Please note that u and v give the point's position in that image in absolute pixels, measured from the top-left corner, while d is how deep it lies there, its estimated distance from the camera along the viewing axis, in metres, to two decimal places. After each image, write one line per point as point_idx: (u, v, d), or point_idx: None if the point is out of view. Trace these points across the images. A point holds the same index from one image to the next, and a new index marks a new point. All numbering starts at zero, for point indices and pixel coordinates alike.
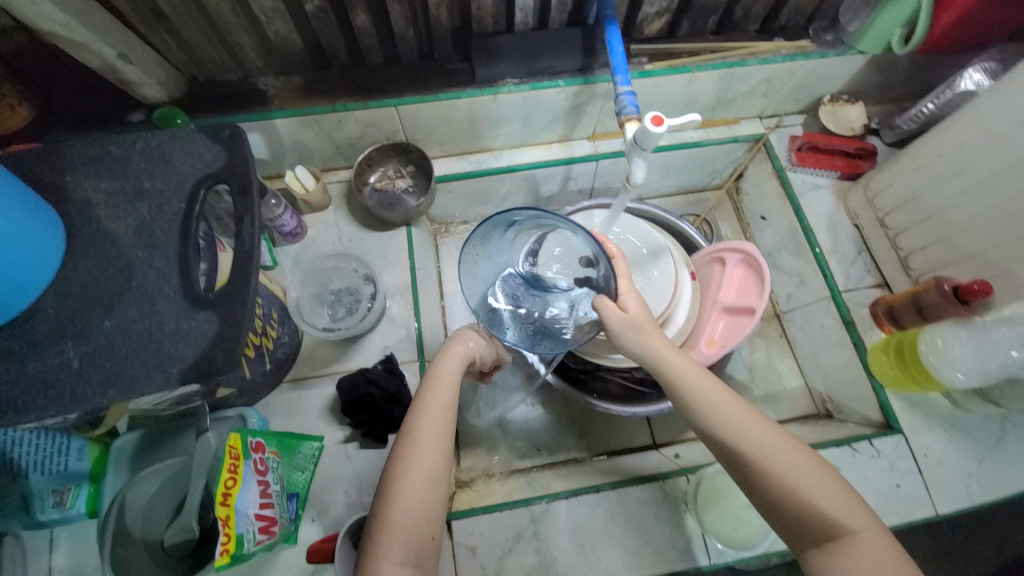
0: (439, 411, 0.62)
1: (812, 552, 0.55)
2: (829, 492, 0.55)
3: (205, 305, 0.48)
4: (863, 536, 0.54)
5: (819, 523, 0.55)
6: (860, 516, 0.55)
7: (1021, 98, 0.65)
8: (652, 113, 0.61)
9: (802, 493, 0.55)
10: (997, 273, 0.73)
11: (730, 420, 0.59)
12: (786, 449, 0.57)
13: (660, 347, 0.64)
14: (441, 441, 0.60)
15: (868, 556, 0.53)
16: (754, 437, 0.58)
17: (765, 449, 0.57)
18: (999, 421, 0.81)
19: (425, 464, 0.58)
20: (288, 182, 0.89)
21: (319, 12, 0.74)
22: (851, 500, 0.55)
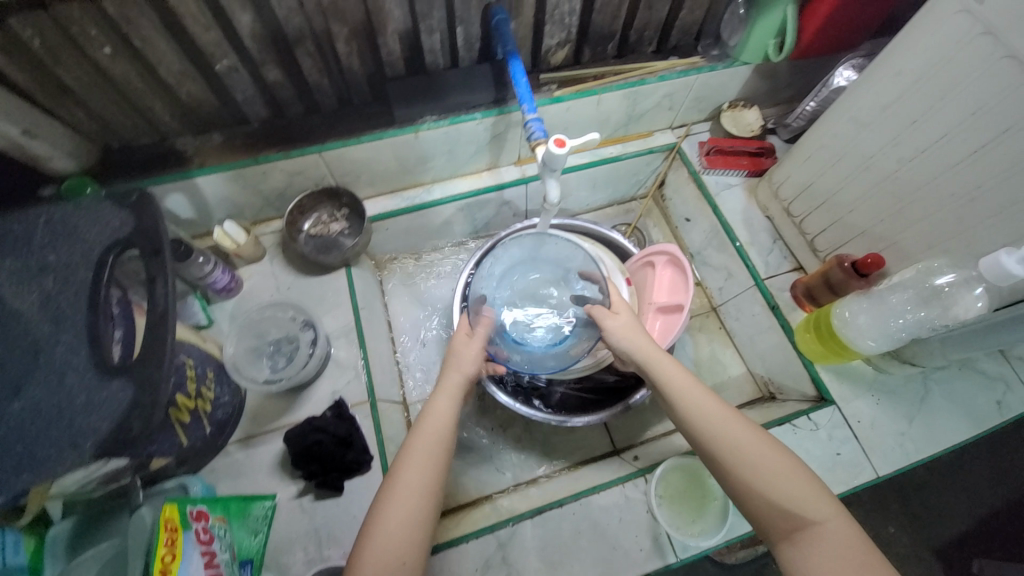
0: (425, 446, 0.62)
1: (781, 547, 0.55)
2: (792, 483, 0.56)
3: (118, 373, 0.47)
4: (828, 527, 0.54)
5: (783, 514, 0.55)
6: (825, 507, 0.55)
7: (875, 90, 0.73)
8: (555, 137, 0.66)
9: (768, 485, 0.57)
10: (886, 246, 0.80)
11: (699, 410, 0.62)
12: (754, 443, 0.59)
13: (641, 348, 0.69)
14: (421, 480, 0.60)
15: (832, 548, 0.52)
16: (725, 429, 0.60)
17: (733, 443, 0.59)
18: (919, 380, 0.87)
19: (401, 506, 0.58)
20: (217, 239, 0.87)
21: (230, 71, 0.76)
22: (818, 492, 0.56)
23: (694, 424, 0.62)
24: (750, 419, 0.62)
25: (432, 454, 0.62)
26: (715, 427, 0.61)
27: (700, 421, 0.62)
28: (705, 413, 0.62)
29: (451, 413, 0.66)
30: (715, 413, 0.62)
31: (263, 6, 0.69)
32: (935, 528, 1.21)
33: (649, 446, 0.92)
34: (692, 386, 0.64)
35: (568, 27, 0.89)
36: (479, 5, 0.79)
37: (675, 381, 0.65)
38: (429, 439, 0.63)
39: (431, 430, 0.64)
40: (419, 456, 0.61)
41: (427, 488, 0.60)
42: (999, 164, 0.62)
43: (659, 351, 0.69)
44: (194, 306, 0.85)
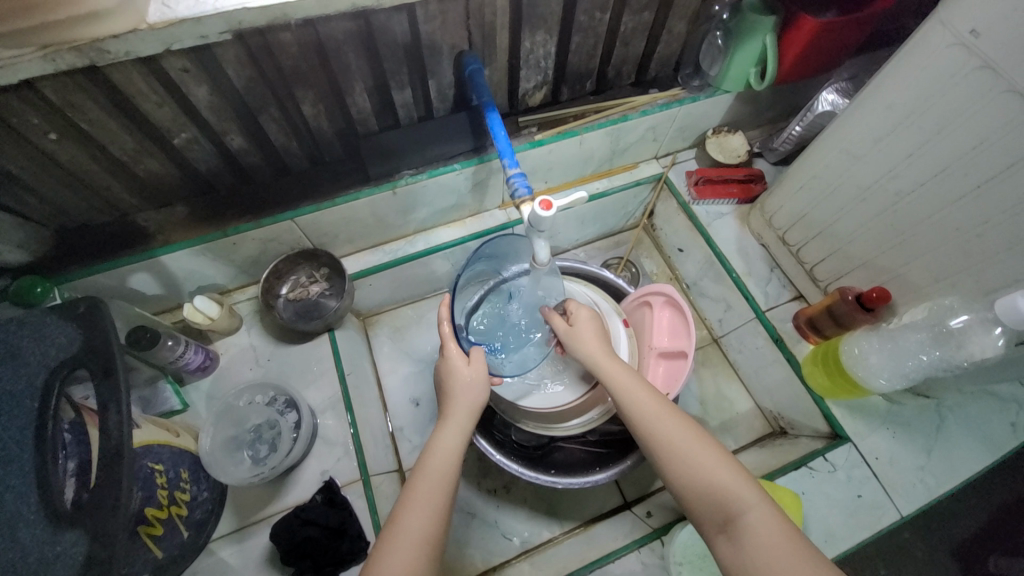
0: (431, 489, 0.58)
1: (719, 543, 0.53)
2: (717, 473, 0.55)
3: (70, 524, 0.43)
4: (753, 515, 0.51)
5: (712, 506, 0.54)
6: (754, 494, 0.53)
7: (863, 122, 0.71)
8: (541, 198, 0.62)
9: (694, 478, 0.55)
10: (888, 277, 0.78)
11: (638, 408, 0.62)
12: (683, 436, 0.58)
13: (594, 351, 0.70)
14: (424, 525, 0.55)
15: (762, 538, 0.50)
16: (659, 424, 0.60)
17: (665, 436, 0.59)
18: (935, 408, 0.84)
19: (406, 559, 0.52)
20: (188, 315, 0.81)
21: (190, 144, 0.71)
22: (744, 480, 0.54)
23: (631, 422, 0.62)
24: (691, 417, 0.61)
25: (436, 496, 0.57)
26: (648, 423, 0.60)
27: (635, 420, 0.62)
28: (637, 408, 0.62)
29: (458, 446, 0.62)
30: (651, 409, 0.61)
31: (219, 76, 0.64)
32: (963, 544, 1.17)
33: (661, 496, 0.88)
34: (636, 388, 0.64)
35: (544, 70, 0.86)
36: (450, 54, 0.76)
37: (617, 380, 0.65)
38: (433, 481, 0.58)
39: (436, 470, 0.59)
40: (421, 497, 0.57)
41: (432, 536, 0.55)
42: (1006, 200, 0.59)
43: (608, 355, 0.69)
44: (167, 391, 0.79)
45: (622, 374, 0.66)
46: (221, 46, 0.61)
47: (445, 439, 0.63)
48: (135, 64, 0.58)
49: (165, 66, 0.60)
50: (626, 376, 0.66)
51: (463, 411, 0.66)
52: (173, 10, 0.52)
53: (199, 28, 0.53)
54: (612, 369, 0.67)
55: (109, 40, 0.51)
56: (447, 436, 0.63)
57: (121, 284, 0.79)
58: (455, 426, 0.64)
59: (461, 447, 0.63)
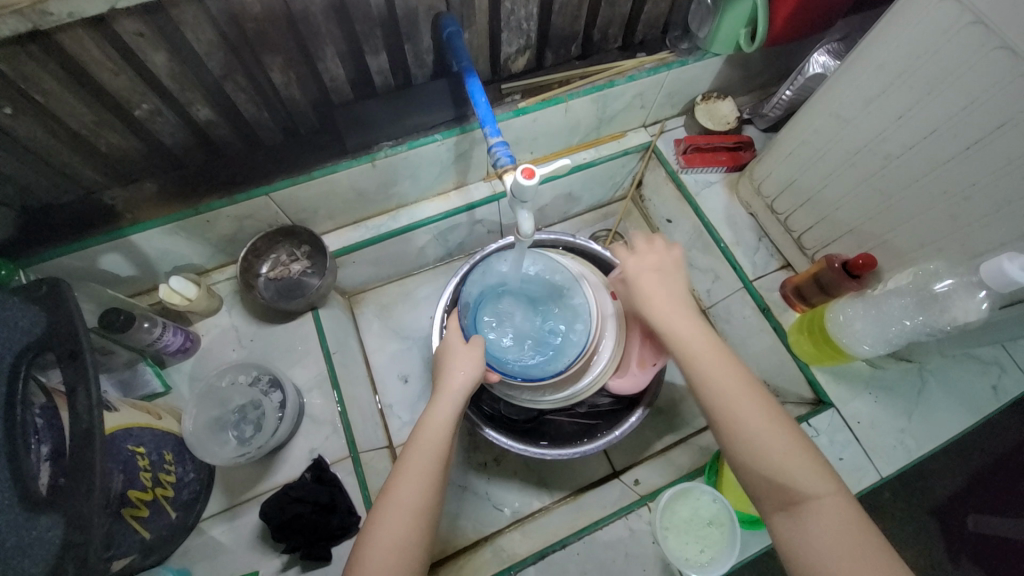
0: (421, 463, 0.58)
1: (777, 519, 0.53)
2: (794, 457, 0.53)
3: (46, 508, 0.43)
4: (823, 502, 0.51)
5: (779, 487, 0.53)
6: (825, 482, 0.52)
7: (854, 83, 0.69)
8: (523, 165, 0.59)
9: (767, 460, 0.53)
10: (875, 244, 0.77)
11: (713, 376, 0.58)
12: (761, 414, 0.55)
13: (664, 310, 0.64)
14: (416, 499, 0.56)
15: (829, 525, 0.50)
16: (737, 398, 0.56)
17: (741, 414, 0.55)
18: (916, 372, 0.85)
19: (400, 530, 0.54)
20: (164, 297, 0.79)
21: (153, 115, 0.67)
22: (819, 467, 0.53)
23: (701, 387, 0.58)
24: (771, 395, 0.57)
25: (428, 471, 0.57)
26: (722, 398, 0.56)
27: (707, 392, 0.58)
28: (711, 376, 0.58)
29: (450, 419, 0.61)
30: (727, 384, 0.57)
31: (178, 41, 0.60)
32: (941, 502, 1.22)
33: (649, 464, 0.89)
34: (713, 359, 0.59)
35: (526, 34, 0.82)
36: (427, 16, 0.72)
37: (692, 349, 0.60)
38: (424, 456, 0.58)
39: (427, 445, 0.59)
40: (412, 471, 0.57)
41: (424, 508, 0.56)
42: (995, 161, 0.58)
43: (681, 313, 0.63)
44: (147, 373, 0.77)
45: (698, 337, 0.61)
46: (177, 7, 0.56)
47: (436, 414, 0.62)
48: (83, 27, 0.54)
49: (118, 29, 0.56)
50: (701, 344, 0.60)
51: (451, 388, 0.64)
52: None
53: None
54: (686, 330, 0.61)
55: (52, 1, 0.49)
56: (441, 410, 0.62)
57: (91, 266, 0.76)
58: (443, 402, 0.63)
59: (454, 420, 0.62)
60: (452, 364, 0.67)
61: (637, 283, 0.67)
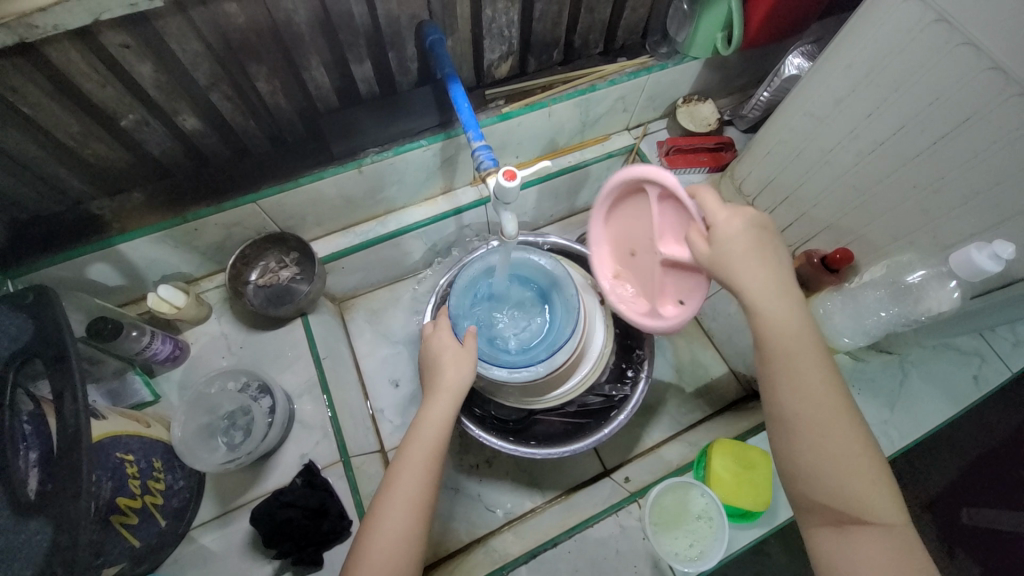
0: (420, 456, 0.60)
1: (821, 530, 0.51)
2: (866, 479, 0.50)
3: (34, 513, 0.43)
4: (884, 531, 0.49)
5: (839, 504, 0.50)
6: (890, 509, 0.49)
7: (826, 82, 0.71)
8: (505, 168, 0.60)
9: (837, 478, 0.50)
10: (851, 239, 0.79)
11: (808, 388, 0.51)
12: (847, 432, 0.50)
13: (762, 298, 0.52)
14: (416, 491, 0.58)
15: (883, 553, 0.48)
16: (827, 413, 0.50)
17: (823, 425, 0.50)
18: (898, 364, 0.87)
19: (398, 521, 0.56)
20: (152, 306, 0.80)
21: (139, 125, 0.68)
22: (886, 492, 0.50)
23: (786, 394, 0.52)
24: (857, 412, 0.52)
25: (427, 463, 0.59)
26: (813, 412, 0.51)
27: (792, 396, 0.51)
28: (806, 385, 0.51)
29: (446, 416, 0.63)
30: (820, 393, 0.51)
31: (164, 52, 0.61)
32: (933, 495, 1.23)
33: (640, 462, 0.90)
34: (813, 360, 0.51)
35: (508, 40, 0.84)
36: (410, 24, 0.73)
37: (791, 351, 0.51)
38: (422, 450, 0.60)
39: (426, 441, 0.61)
40: (411, 464, 0.59)
41: (421, 500, 0.57)
42: (960, 154, 0.60)
43: (787, 309, 0.52)
44: (136, 383, 0.77)
45: (801, 340, 0.52)
46: (161, 19, 0.58)
47: (434, 410, 0.64)
48: (69, 40, 0.55)
49: (103, 42, 0.57)
50: (805, 341, 0.51)
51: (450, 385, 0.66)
52: None
53: None
54: (787, 329, 0.52)
55: (36, 13, 0.49)
56: (438, 407, 0.64)
57: (79, 276, 0.77)
58: (441, 400, 0.65)
59: (451, 417, 0.64)
60: (447, 362, 0.67)
61: (733, 250, 0.51)
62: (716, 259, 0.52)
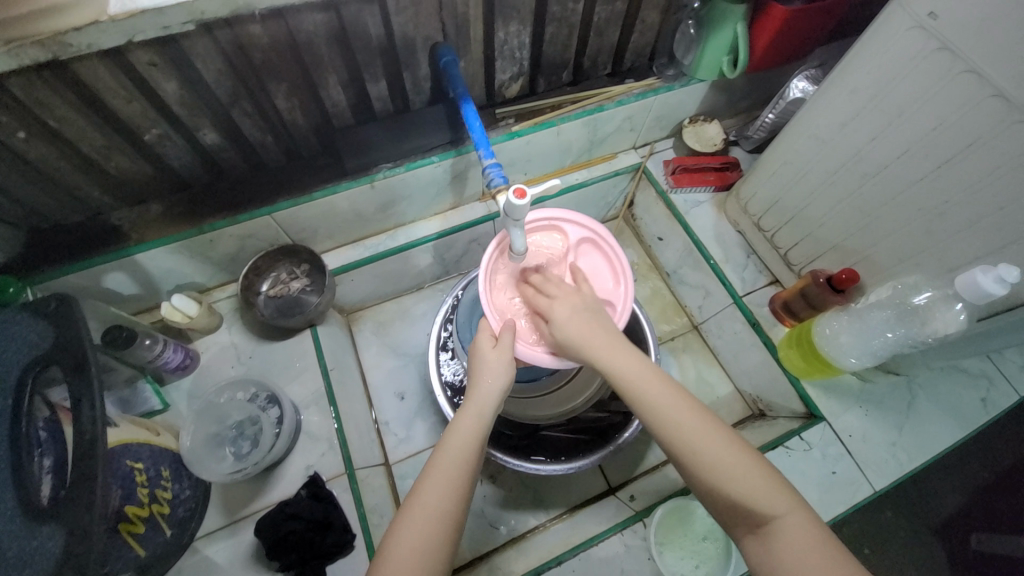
0: (451, 468, 0.57)
1: (746, 541, 0.52)
2: (746, 477, 0.52)
3: (46, 519, 0.44)
4: (788, 520, 0.50)
5: (741, 507, 0.51)
6: (784, 499, 0.51)
7: (830, 106, 0.72)
8: (515, 186, 0.61)
9: (728, 486, 0.52)
10: (857, 259, 0.80)
11: (656, 405, 0.57)
12: (708, 436, 0.54)
13: (597, 340, 0.62)
14: (445, 501, 0.55)
15: (796, 544, 0.48)
16: (680, 426, 0.55)
17: (686, 438, 0.54)
18: (906, 386, 0.86)
19: (424, 532, 0.53)
20: (166, 314, 0.81)
21: (161, 140, 0.70)
22: (776, 485, 0.52)
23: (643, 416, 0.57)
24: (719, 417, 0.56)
25: (458, 476, 0.57)
26: (670, 426, 0.55)
27: (658, 423, 0.56)
28: (652, 404, 0.57)
29: (481, 426, 0.61)
30: (674, 410, 0.56)
31: (189, 70, 0.64)
32: (943, 519, 1.21)
33: (645, 480, 0.89)
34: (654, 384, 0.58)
35: (519, 61, 0.87)
36: (425, 46, 0.76)
37: (631, 376, 0.59)
38: (455, 464, 0.57)
39: (457, 453, 0.58)
40: (440, 476, 0.56)
41: (450, 512, 0.55)
42: (966, 178, 0.61)
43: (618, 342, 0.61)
44: (146, 391, 0.78)
45: (632, 366, 0.59)
46: (189, 40, 0.60)
47: (466, 422, 0.61)
48: (98, 58, 0.57)
49: (132, 60, 0.59)
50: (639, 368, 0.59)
51: (483, 392, 0.64)
52: (134, 1, 0.51)
53: (162, 19, 0.53)
54: (621, 360, 0.60)
55: (71, 32, 0.50)
56: (469, 420, 0.61)
57: (96, 284, 0.78)
58: (472, 410, 0.63)
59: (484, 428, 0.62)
60: (481, 368, 0.65)
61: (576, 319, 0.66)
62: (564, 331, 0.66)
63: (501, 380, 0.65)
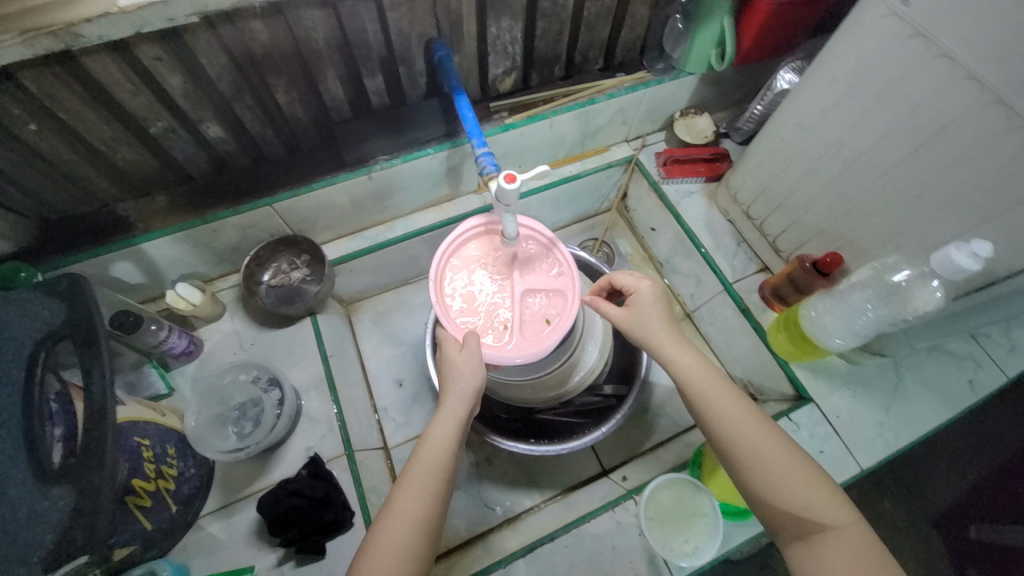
0: (424, 474, 0.60)
1: (793, 548, 0.55)
2: (805, 488, 0.56)
3: (58, 480, 0.46)
4: (841, 531, 0.54)
5: (795, 516, 0.55)
6: (839, 512, 0.55)
7: (813, 94, 0.75)
8: (505, 172, 0.64)
9: (783, 494, 0.56)
10: (842, 243, 0.81)
11: (721, 411, 0.61)
12: (768, 445, 0.58)
13: (666, 342, 0.67)
14: (419, 508, 0.58)
15: (846, 554, 0.52)
16: (745, 431, 0.59)
17: (750, 443, 0.59)
18: (893, 367, 0.88)
19: (401, 538, 0.56)
20: (170, 302, 0.84)
21: (167, 132, 0.73)
22: (829, 496, 0.56)
23: (706, 421, 0.62)
24: (782, 429, 0.60)
25: (431, 483, 0.60)
26: (736, 433, 0.59)
27: (723, 427, 0.60)
28: (718, 410, 0.61)
29: (454, 427, 0.64)
30: (740, 416, 0.61)
31: (194, 65, 0.67)
32: (943, 507, 1.23)
33: (638, 462, 0.91)
34: (726, 397, 0.62)
35: (512, 56, 0.89)
36: (420, 41, 0.79)
37: (700, 383, 0.63)
38: (427, 470, 0.60)
39: (430, 456, 0.61)
40: (414, 485, 0.59)
41: (423, 519, 0.57)
42: (941, 160, 0.63)
43: (689, 349, 0.66)
44: (152, 375, 0.81)
45: (700, 371, 0.64)
46: (194, 35, 0.63)
47: (442, 425, 0.64)
48: (109, 54, 0.60)
49: (139, 55, 0.62)
50: (709, 373, 0.64)
51: (454, 397, 0.65)
52: None
53: (167, 12, 0.56)
54: (691, 367, 0.64)
55: (83, 24, 0.53)
56: (444, 422, 0.64)
57: (103, 273, 0.81)
58: (447, 412, 0.65)
59: (457, 427, 0.64)
60: (451, 374, 0.66)
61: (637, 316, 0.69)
62: (629, 322, 0.70)
63: (471, 384, 0.66)
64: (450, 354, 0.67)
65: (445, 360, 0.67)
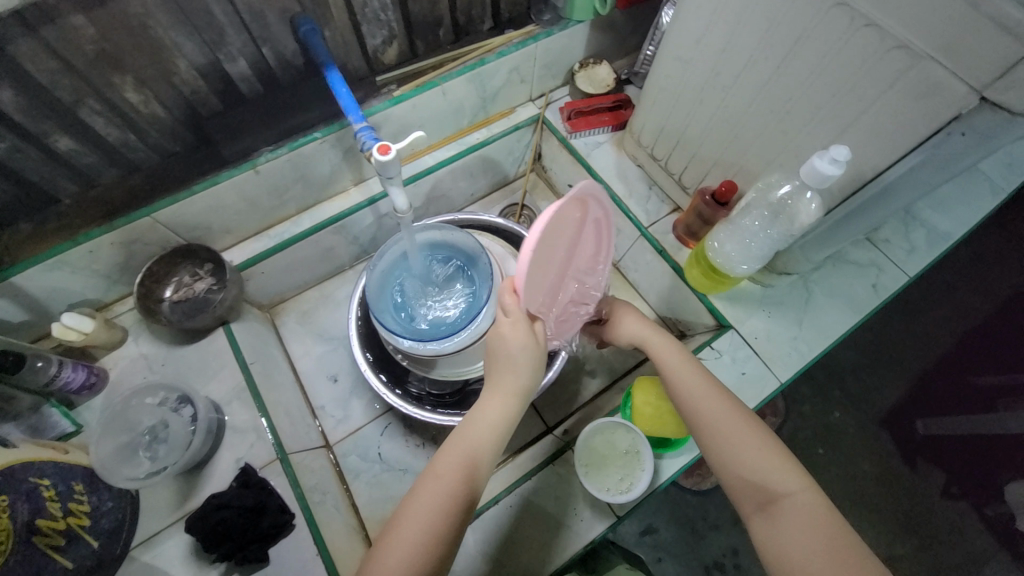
0: (461, 462, 0.60)
1: (755, 519, 0.57)
2: (762, 458, 0.59)
3: None
4: (796, 499, 0.56)
5: (754, 486, 0.58)
6: (796, 480, 0.57)
7: (685, 24, 0.75)
8: (378, 144, 0.64)
9: (745, 464, 0.59)
10: (736, 171, 0.83)
11: (692, 387, 0.67)
12: (733, 416, 0.63)
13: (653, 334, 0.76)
14: (452, 494, 0.57)
15: (800, 520, 0.54)
16: (712, 404, 0.64)
17: (716, 415, 0.63)
18: (802, 284, 0.92)
19: (428, 521, 0.55)
20: (59, 334, 0.78)
21: (9, 152, 0.67)
22: (788, 466, 0.58)
23: (680, 399, 0.68)
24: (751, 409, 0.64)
25: (469, 471, 0.60)
26: (704, 407, 0.64)
27: (692, 403, 0.66)
28: (688, 389, 0.67)
29: (500, 421, 0.64)
30: (711, 392, 0.66)
31: (17, 74, 0.60)
32: (883, 408, 1.33)
33: (579, 413, 0.94)
34: (700, 382, 0.67)
35: (387, 24, 0.85)
36: (280, 18, 0.74)
37: (678, 367, 0.70)
38: (466, 455, 0.60)
39: (473, 444, 0.62)
40: (452, 470, 0.59)
41: (454, 505, 0.57)
42: (802, 72, 0.64)
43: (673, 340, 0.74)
44: (54, 415, 0.76)
45: (677, 356, 0.71)
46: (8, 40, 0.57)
47: (488, 416, 0.65)
48: None
49: None
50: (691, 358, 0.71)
51: (509, 387, 0.66)
52: None
53: None
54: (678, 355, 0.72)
55: None
56: (491, 413, 0.65)
57: None
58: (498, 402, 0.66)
59: (503, 422, 0.65)
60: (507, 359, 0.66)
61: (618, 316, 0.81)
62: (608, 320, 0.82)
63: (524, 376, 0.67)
64: (516, 330, 0.64)
65: (503, 337, 0.65)
